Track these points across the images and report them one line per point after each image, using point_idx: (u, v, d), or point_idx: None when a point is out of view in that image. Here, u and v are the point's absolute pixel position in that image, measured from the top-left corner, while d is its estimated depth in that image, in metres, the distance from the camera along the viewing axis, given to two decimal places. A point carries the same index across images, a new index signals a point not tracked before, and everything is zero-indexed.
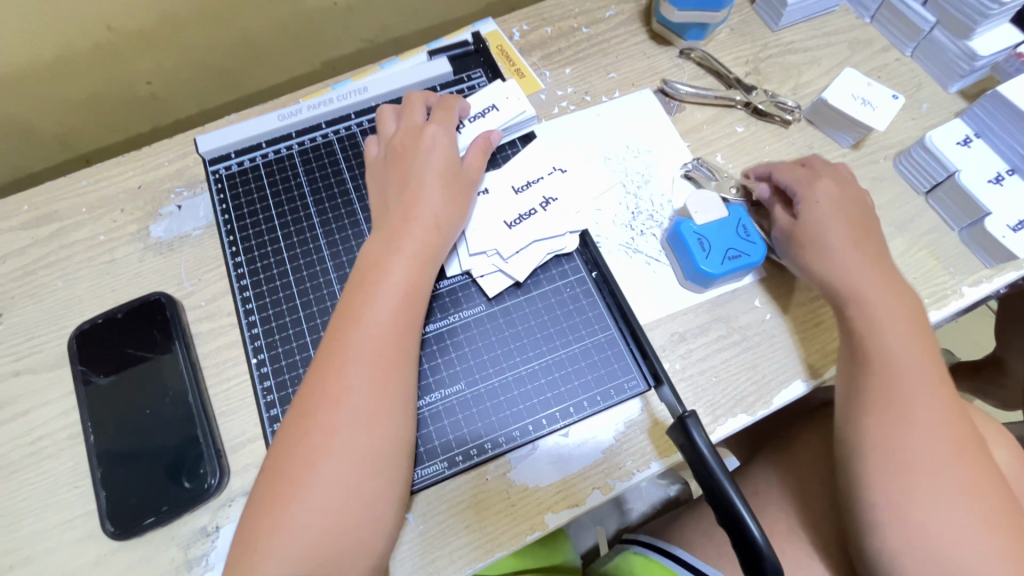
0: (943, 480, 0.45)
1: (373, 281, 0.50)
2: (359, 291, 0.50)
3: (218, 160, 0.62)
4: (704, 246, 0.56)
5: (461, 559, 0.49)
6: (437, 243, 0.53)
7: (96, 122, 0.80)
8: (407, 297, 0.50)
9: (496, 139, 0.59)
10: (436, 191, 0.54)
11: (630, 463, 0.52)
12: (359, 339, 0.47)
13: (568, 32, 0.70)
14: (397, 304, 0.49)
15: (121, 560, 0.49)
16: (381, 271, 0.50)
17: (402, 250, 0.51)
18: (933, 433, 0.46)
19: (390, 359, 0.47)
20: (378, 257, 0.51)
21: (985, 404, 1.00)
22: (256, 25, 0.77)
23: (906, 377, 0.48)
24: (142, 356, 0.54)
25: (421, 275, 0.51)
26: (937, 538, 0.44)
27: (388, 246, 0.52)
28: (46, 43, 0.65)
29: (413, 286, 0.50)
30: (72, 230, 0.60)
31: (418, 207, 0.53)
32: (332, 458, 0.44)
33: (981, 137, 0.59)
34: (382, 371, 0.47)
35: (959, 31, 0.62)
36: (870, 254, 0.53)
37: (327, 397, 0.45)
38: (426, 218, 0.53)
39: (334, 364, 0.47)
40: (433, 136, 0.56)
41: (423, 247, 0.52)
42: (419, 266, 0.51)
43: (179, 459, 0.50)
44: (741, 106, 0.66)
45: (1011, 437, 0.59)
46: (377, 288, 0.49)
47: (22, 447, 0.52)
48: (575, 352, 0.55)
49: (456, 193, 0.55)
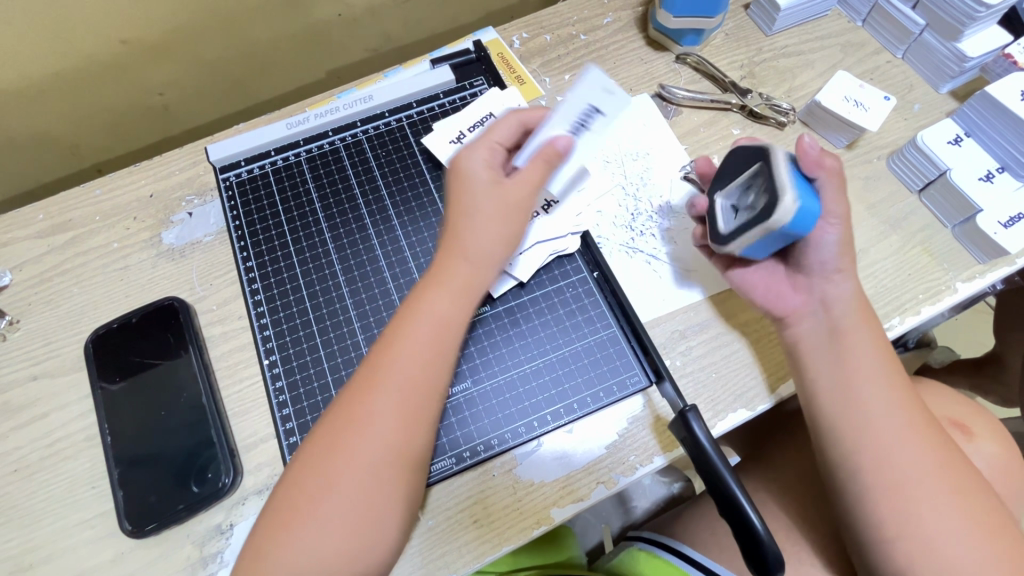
0: (920, 469, 0.48)
1: (409, 315, 0.48)
2: (397, 323, 0.48)
3: (228, 168, 0.64)
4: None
5: (470, 552, 0.50)
6: (476, 279, 0.49)
7: (108, 133, 0.82)
8: (441, 331, 0.48)
9: (562, 144, 0.49)
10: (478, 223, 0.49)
11: (633, 458, 0.53)
12: (389, 364, 0.46)
13: (566, 39, 0.71)
14: (430, 340, 0.47)
15: (139, 558, 0.50)
16: (419, 304, 0.48)
17: (439, 285, 0.49)
18: (904, 426, 0.49)
19: (420, 382, 0.46)
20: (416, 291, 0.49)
21: (983, 400, 1.01)
22: (263, 37, 0.79)
23: (875, 372, 0.50)
24: (158, 360, 0.55)
25: (460, 306, 0.49)
26: (919, 522, 0.47)
27: (429, 281, 0.49)
28: (61, 57, 0.67)
29: (448, 320, 0.48)
30: (87, 237, 0.62)
31: (461, 239, 0.49)
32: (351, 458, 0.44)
33: (971, 136, 0.61)
34: (414, 394, 0.46)
35: (949, 34, 0.63)
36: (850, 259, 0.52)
37: (350, 408, 0.46)
38: (469, 252, 0.49)
39: (363, 385, 0.46)
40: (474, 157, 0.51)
41: (460, 284, 0.49)
42: (460, 300, 0.49)
43: (195, 459, 0.52)
44: (737, 109, 0.67)
45: (983, 419, 0.63)
46: (413, 319, 0.48)
47: (40, 449, 0.54)
48: (578, 350, 0.56)
49: (508, 216, 0.49)
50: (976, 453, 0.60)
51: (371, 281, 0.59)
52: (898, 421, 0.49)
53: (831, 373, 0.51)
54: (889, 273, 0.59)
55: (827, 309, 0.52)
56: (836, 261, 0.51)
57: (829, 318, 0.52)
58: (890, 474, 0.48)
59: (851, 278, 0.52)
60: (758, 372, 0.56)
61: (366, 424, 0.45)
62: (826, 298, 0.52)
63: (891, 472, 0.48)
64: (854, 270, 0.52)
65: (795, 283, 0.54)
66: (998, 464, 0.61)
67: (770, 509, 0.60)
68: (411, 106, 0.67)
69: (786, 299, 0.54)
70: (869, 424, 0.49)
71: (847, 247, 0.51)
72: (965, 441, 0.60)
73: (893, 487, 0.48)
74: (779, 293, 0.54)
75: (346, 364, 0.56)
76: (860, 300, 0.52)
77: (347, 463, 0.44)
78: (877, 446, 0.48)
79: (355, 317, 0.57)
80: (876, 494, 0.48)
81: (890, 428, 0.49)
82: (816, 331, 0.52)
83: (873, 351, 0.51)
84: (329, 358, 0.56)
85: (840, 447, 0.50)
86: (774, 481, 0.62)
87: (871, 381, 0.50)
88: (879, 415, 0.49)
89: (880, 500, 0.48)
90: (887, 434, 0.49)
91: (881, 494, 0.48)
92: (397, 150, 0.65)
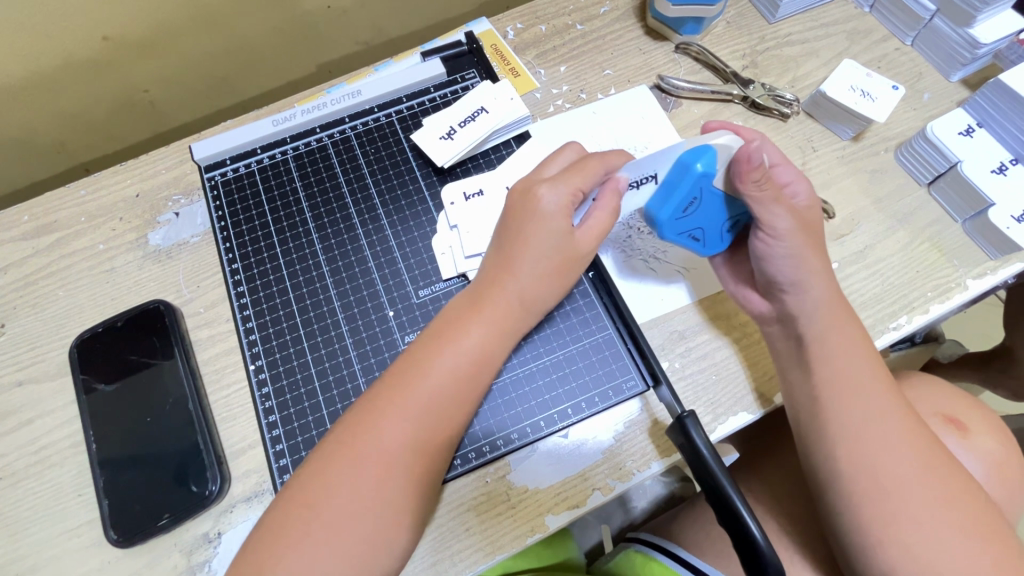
0: (911, 475, 0.46)
1: (445, 341, 0.48)
2: (430, 345, 0.48)
3: (214, 167, 0.63)
4: (683, 210, 0.51)
5: (463, 561, 0.49)
6: (518, 321, 0.50)
7: (95, 130, 0.80)
8: (476, 362, 0.48)
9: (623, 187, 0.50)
10: (533, 262, 0.50)
11: (630, 464, 0.51)
12: (414, 390, 0.46)
13: (562, 29, 0.69)
14: (465, 375, 0.47)
15: (126, 567, 0.49)
16: (457, 334, 0.48)
17: (481, 316, 0.49)
18: (891, 427, 0.47)
19: (444, 411, 0.46)
20: (456, 317, 0.49)
21: (993, 394, 0.99)
22: (251, 30, 0.77)
23: (865, 374, 0.48)
24: (143, 365, 0.54)
25: (496, 344, 0.49)
26: (911, 531, 0.45)
27: (467, 309, 0.49)
28: (43, 53, 0.65)
29: (482, 357, 0.48)
30: (72, 239, 0.61)
31: (511, 278, 0.50)
32: (355, 472, 0.43)
33: (982, 127, 0.58)
34: (437, 422, 0.46)
35: (960, 19, 0.61)
36: (819, 264, 0.50)
37: (364, 420, 0.45)
38: (515, 293, 0.50)
39: (385, 403, 0.45)
40: (551, 198, 0.49)
41: (503, 320, 0.50)
42: (498, 339, 0.49)
43: (182, 466, 0.51)
44: (739, 100, 0.65)
45: (986, 416, 0.61)
46: (446, 347, 0.47)
47: (27, 456, 0.53)
48: (573, 353, 0.55)
49: (562, 271, 0.51)
50: (971, 451, 0.58)
51: (360, 285, 0.57)
52: (886, 422, 0.47)
53: (810, 374, 0.49)
54: (895, 270, 0.57)
55: (790, 320, 0.50)
56: (794, 274, 0.49)
57: (792, 327, 0.50)
58: (879, 479, 0.46)
59: (817, 287, 0.49)
60: (760, 375, 0.54)
61: (378, 447, 0.44)
62: (788, 310, 0.50)
63: (881, 476, 0.46)
64: (821, 279, 0.50)
65: (763, 289, 0.53)
66: (996, 460, 0.59)
67: (770, 511, 0.58)
68: (401, 101, 0.65)
69: (751, 299, 0.54)
70: (849, 426, 0.47)
71: (805, 260, 0.49)
72: (956, 439, 0.58)
73: (883, 491, 0.46)
74: (747, 296, 0.54)
75: (335, 369, 0.54)
76: (830, 305, 0.49)
77: (349, 476, 0.43)
78: (862, 452, 0.46)
79: (344, 321, 0.56)
80: (863, 500, 0.46)
81: (876, 429, 0.47)
82: (787, 337, 0.51)
83: (855, 350, 0.49)
84: (316, 363, 0.54)
85: (823, 452, 0.48)
86: (776, 481, 0.61)
87: (854, 381, 0.48)
88: (865, 417, 0.47)
89: (868, 506, 0.46)
90: (877, 439, 0.47)
91: (871, 499, 0.46)
92: (387, 147, 0.63)
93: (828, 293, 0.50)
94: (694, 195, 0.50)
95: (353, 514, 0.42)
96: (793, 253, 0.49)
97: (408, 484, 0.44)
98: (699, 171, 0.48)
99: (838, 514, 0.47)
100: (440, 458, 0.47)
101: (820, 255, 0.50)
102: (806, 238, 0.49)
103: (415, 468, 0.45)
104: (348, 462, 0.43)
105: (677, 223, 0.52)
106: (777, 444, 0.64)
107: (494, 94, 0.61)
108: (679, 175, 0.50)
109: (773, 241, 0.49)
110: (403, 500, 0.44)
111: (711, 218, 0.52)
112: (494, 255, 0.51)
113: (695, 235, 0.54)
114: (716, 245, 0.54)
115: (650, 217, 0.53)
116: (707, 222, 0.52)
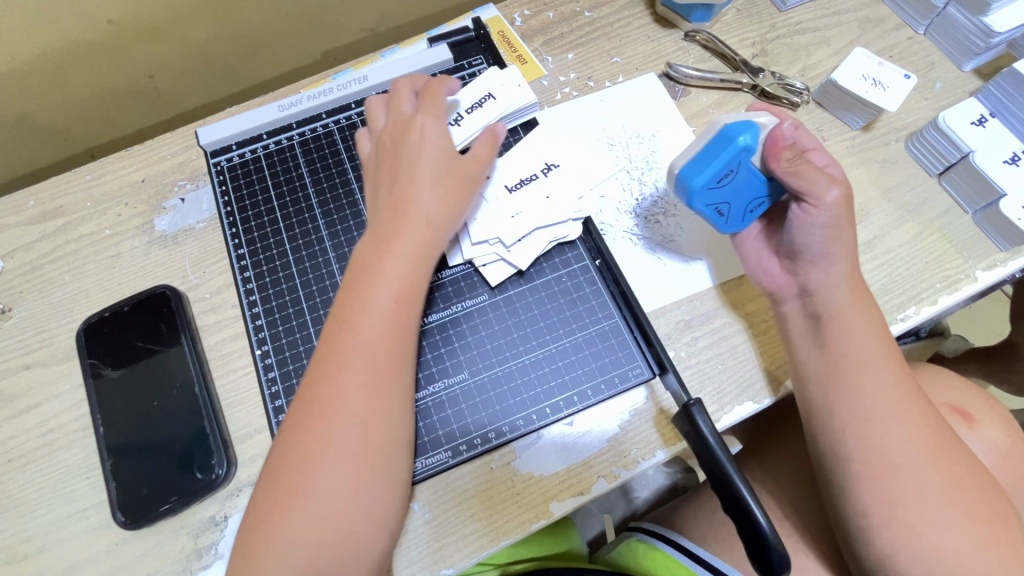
0: (917, 465, 0.46)
1: (366, 283, 0.48)
2: (351, 298, 0.47)
3: (220, 152, 0.63)
4: (719, 179, 0.50)
5: (468, 547, 0.49)
6: (432, 242, 0.50)
7: (100, 115, 0.80)
8: (400, 295, 0.48)
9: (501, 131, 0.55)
10: (432, 186, 0.51)
11: (635, 452, 0.51)
12: (351, 346, 0.45)
13: (570, 16, 0.68)
14: (390, 310, 0.47)
15: (133, 550, 0.49)
16: (375, 276, 0.48)
17: (393, 250, 0.49)
18: (895, 414, 0.47)
19: (382, 356, 0.46)
20: (368, 262, 0.49)
21: (996, 387, 0.99)
22: (256, 16, 0.77)
23: (874, 364, 0.48)
24: (150, 349, 0.54)
25: (414, 274, 0.49)
26: (915, 518, 0.45)
27: (378, 250, 0.49)
28: (48, 38, 0.65)
29: (405, 289, 0.48)
30: (77, 224, 0.61)
31: (413, 204, 0.50)
32: (333, 433, 0.44)
33: (995, 117, 0.57)
34: (378, 368, 0.45)
35: (975, 6, 0.60)
36: (850, 244, 0.50)
37: (319, 389, 0.45)
38: (420, 216, 0.50)
39: (329, 369, 0.45)
40: (423, 126, 0.52)
41: (418, 247, 0.49)
42: (415, 267, 0.49)
43: (188, 450, 0.51)
44: (748, 89, 0.64)
45: (994, 406, 0.61)
46: (369, 292, 0.47)
47: (35, 439, 0.53)
48: (579, 341, 0.55)
49: (456, 186, 0.52)
50: (974, 440, 0.58)
51: None
52: (891, 410, 0.47)
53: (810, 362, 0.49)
54: (904, 261, 0.57)
55: (810, 295, 0.50)
56: (825, 246, 0.49)
57: (811, 304, 0.50)
58: (879, 463, 0.46)
59: (842, 262, 0.49)
60: (767, 363, 0.54)
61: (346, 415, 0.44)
62: (810, 284, 0.50)
63: (883, 463, 0.46)
64: (847, 253, 0.50)
65: (785, 260, 0.52)
66: (1000, 451, 0.59)
67: (773, 501, 0.59)
68: None
69: (774, 276, 0.53)
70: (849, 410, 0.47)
71: (840, 231, 0.49)
72: (963, 428, 0.58)
73: (886, 481, 0.46)
74: (768, 269, 0.53)
75: None
76: (852, 282, 0.50)
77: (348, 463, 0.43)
78: (872, 437, 0.46)
79: None
80: (861, 485, 0.46)
81: (880, 416, 0.47)
82: (804, 315, 0.51)
83: (863, 339, 0.48)
84: None
85: (831, 432, 0.48)
86: (778, 471, 0.60)
87: (854, 365, 0.48)
88: (870, 403, 0.47)
89: (871, 490, 0.46)
90: (885, 428, 0.46)
91: (876, 487, 0.46)
92: None
93: (850, 270, 0.50)
94: (733, 167, 0.49)
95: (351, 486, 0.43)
96: (830, 221, 0.49)
97: None
98: (743, 143, 0.48)
99: (841, 501, 0.47)
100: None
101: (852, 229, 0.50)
102: (847, 211, 0.49)
103: None
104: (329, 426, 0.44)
105: (712, 194, 0.50)
106: (780, 435, 0.64)
107: (502, 81, 0.60)
108: (721, 146, 0.49)
109: (814, 211, 0.49)
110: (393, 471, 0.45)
111: (743, 193, 0.51)
112: (388, 196, 0.51)
113: (721, 209, 0.52)
114: (739, 224, 0.53)
115: (682, 185, 0.51)
116: (738, 198, 0.51)
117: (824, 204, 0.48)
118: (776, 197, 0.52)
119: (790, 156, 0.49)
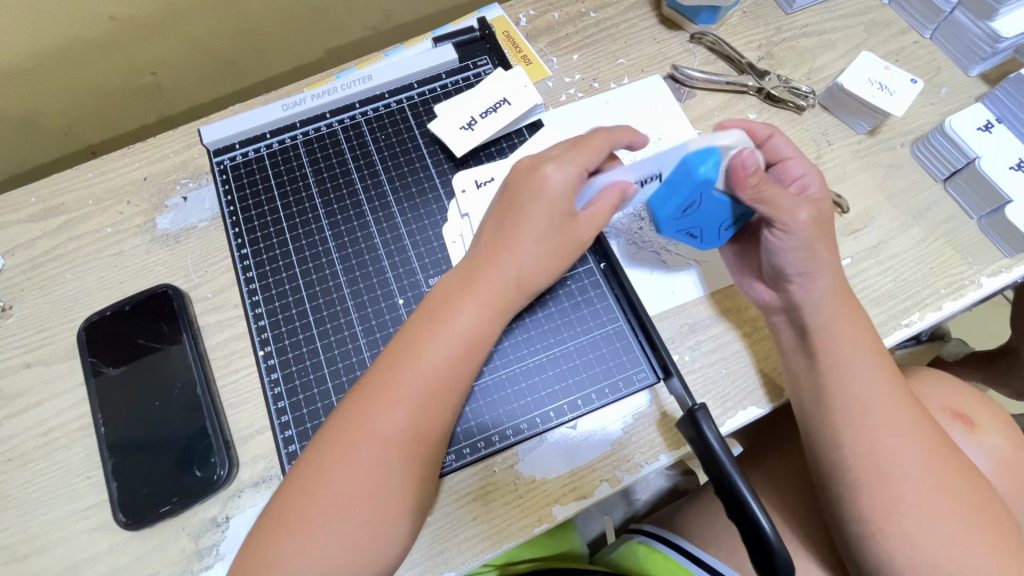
0: (915, 470, 0.46)
1: (440, 320, 0.47)
2: (419, 330, 0.47)
3: (223, 151, 0.62)
4: (683, 210, 0.50)
5: (470, 550, 0.49)
6: (512, 298, 0.50)
7: (101, 111, 0.80)
8: (471, 342, 0.47)
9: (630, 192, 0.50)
10: (534, 243, 0.49)
11: (638, 456, 0.51)
12: (408, 377, 0.45)
13: (576, 17, 0.68)
14: (459, 353, 0.46)
15: (134, 550, 0.49)
16: (450, 315, 0.47)
17: (476, 295, 0.48)
18: (895, 421, 0.47)
19: (438, 393, 0.45)
20: (448, 298, 0.48)
21: (995, 391, 0.99)
22: (261, 12, 0.76)
23: (873, 371, 0.48)
24: (152, 348, 0.54)
25: (489, 323, 0.48)
26: (910, 527, 0.45)
27: (463, 289, 0.48)
28: (50, 33, 0.64)
29: (475, 336, 0.47)
30: (79, 222, 0.60)
31: (507, 257, 0.49)
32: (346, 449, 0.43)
33: (1001, 122, 0.57)
34: (430, 404, 0.45)
35: (982, 12, 0.60)
36: (829, 259, 0.49)
37: (349, 413, 0.44)
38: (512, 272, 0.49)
39: (379, 395, 0.44)
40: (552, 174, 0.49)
41: (499, 299, 0.49)
42: (493, 318, 0.48)
43: (190, 450, 0.51)
44: (754, 92, 0.64)
45: (997, 411, 0.61)
46: (439, 329, 0.47)
47: (35, 438, 0.53)
48: (584, 344, 0.54)
49: (559, 248, 0.50)
50: (976, 446, 0.58)
51: (369, 272, 0.57)
52: (890, 416, 0.47)
53: (812, 363, 0.49)
54: (909, 267, 0.57)
55: (794, 311, 0.50)
56: (801, 265, 0.48)
57: (797, 318, 0.50)
58: (879, 468, 0.46)
59: (823, 278, 0.48)
60: (772, 367, 0.54)
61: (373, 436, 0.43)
62: (792, 301, 0.50)
63: (881, 468, 0.46)
64: (828, 267, 0.49)
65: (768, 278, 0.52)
66: (1002, 456, 0.59)
67: (776, 505, 0.58)
68: (412, 87, 0.65)
69: (759, 291, 0.53)
70: (850, 415, 0.47)
71: (815, 251, 0.48)
72: (964, 434, 0.58)
73: (885, 488, 0.45)
74: (752, 285, 0.54)
75: (344, 356, 0.54)
76: (837, 295, 0.49)
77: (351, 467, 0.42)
78: (867, 445, 0.46)
79: (353, 308, 0.56)
80: (861, 490, 0.46)
81: (877, 423, 0.46)
82: (791, 328, 0.51)
83: (859, 345, 0.48)
84: (326, 349, 0.54)
85: (825, 440, 0.48)
86: (779, 474, 0.60)
87: (856, 370, 0.48)
88: (868, 408, 0.47)
89: (866, 497, 0.46)
90: (883, 436, 0.46)
91: (874, 494, 0.46)
92: (398, 133, 0.63)
93: (833, 283, 0.49)
94: (694, 199, 0.48)
95: (365, 491, 0.42)
96: (801, 244, 0.48)
97: (412, 468, 0.44)
98: (700, 177, 0.46)
99: (839, 507, 0.48)
100: (436, 444, 0.46)
101: (831, 244, 0.49)
102: (819, 229, 0.48)
103: (410, 458, 0.44)
104: (374, 444, 0.43)
105: (678, 221, 0.51)
106: (782, 439, 0.64)
107: None
108: (681, 177, 0.48)
109: (782, 234, 0.48)
110: (413, 480, 0.44)
111: (711, 217, 0.50)
112: (487, 236, 0.50)
113: (693, 231, 0.52)
114: (714, 240, 0.53)
115: (651, 212, 0.52)
116: (707, 222, 0.51)
117: (791, 227, 0.47)
118: (749, 215, 0.50)
119: (758, 183, 0.46)
